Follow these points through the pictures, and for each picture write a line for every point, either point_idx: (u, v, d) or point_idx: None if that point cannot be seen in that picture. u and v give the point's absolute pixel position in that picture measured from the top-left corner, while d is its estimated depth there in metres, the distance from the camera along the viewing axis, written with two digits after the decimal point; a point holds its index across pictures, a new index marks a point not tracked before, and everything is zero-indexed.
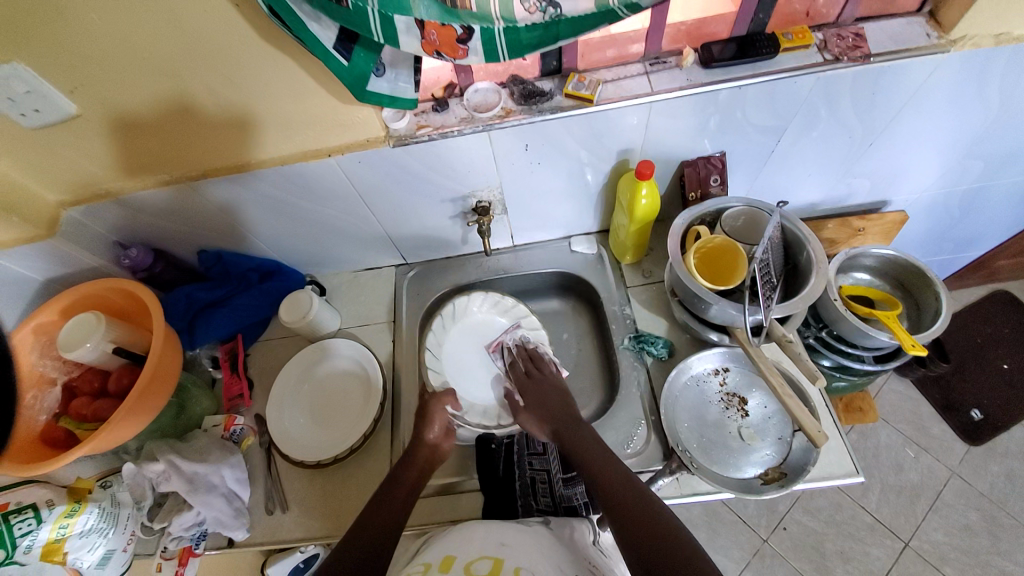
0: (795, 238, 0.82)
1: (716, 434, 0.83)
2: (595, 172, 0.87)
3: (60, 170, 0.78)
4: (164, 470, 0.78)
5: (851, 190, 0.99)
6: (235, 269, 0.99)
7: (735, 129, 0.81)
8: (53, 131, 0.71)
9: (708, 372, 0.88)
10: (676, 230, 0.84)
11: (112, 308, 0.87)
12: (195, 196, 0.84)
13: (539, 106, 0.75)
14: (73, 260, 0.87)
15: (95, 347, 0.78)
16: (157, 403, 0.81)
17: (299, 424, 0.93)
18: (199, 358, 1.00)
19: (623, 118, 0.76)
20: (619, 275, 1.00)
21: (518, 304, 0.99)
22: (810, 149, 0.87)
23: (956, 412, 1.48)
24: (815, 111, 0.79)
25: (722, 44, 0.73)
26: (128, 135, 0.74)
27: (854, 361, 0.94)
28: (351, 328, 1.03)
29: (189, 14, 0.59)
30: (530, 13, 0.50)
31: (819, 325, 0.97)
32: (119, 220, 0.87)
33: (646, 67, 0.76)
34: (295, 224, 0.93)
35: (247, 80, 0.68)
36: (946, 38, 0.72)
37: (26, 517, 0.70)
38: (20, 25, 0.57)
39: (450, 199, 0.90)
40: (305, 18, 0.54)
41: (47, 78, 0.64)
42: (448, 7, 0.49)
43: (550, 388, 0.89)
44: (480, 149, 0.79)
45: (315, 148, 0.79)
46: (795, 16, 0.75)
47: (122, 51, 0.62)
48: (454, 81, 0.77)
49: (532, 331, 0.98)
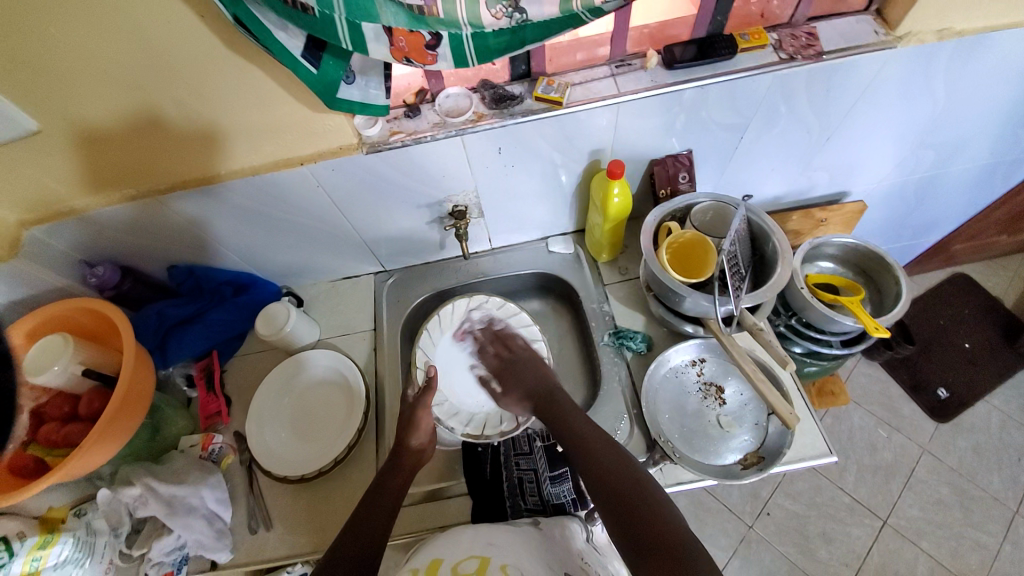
0: (761, 229, 0.85)
1: (696, 424, 0.85)
2: (569, 172, 0.89)
3: (16, 188, 0.75)
4: (141, 493, 0.76)
5: (813, 182, 1.04)
6: (207, 284, 0.97)
7: (700, 127, 0.84)
8: (12, 149, 0.69)
9: (686, 363, 0.90)
10: (648, 227, 0.86)
11: (79, 329, 0.84)
12: (163, 210, 0.82)
13: (510, 110, 0.76)
14: (36, 281, 0.84)
15: (64, 370, 0.76)
16: (130, 425, 0.79)
17: (280, 439, 0.91)
18: (173, 377, 0.96)
19: (592, 119, 0.78)
20: (597, 274, 1.02)
21: (522, 313, 0.97)
22: (772, 144, 0.91)
23: (923, 392, 1.55)
24: (774, 108, 0.83)
25: (683, 46, 0.76)
26: (92, 149, 0.72)
27: (823, 346, 0.98)
28: (331, 339, 1.02)
29: (152, 26, 0.58)
30: (496, 19, 0.51)
31: (788, 313, 1.01)
32: (83, 237, 0.85)
33: (612, 70, 0.79)
34: (269, 235, 0.92)
35: (214, 90, 0.67)
36: (892, 35, 0.76)
37: None
38: None
39: (426, 204, 0.90)
40: (272, 27, 0.54)
41: (6, 95, 0.62)
42: (415, 14, 0.50)
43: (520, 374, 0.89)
44: (454, 154, 0.80)
45: (287, 158, 0.78)
46: (750, 18, 0.79)
47: (84, 65, 0.61)
48: (424, 86, 0.78)
49: (531, 342, 0.95)
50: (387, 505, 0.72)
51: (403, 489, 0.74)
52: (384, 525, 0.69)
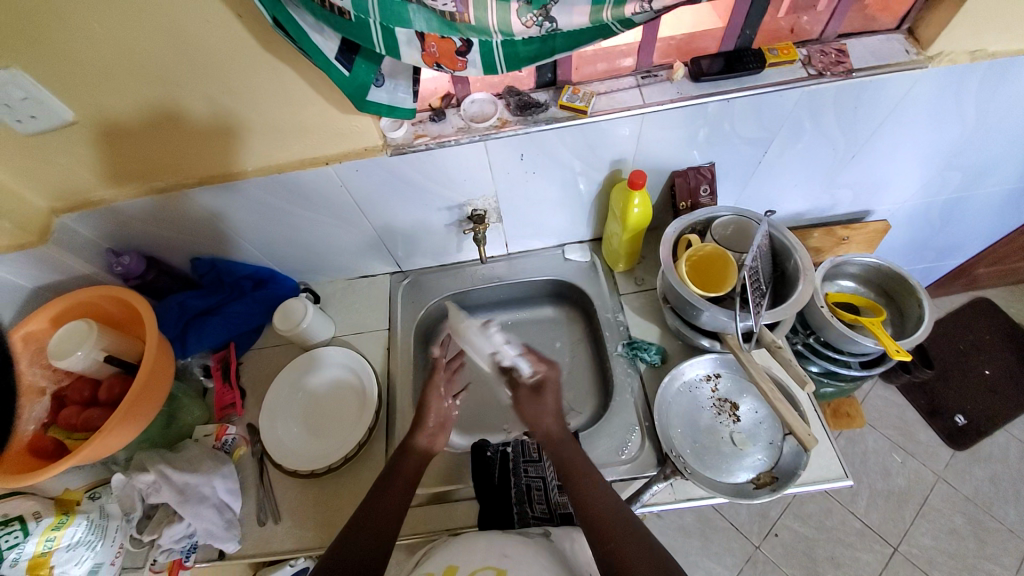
0: (782, 246, 0.84)
1: (709, 440, 0.85)
2: (588, 181, 0.89)
3: (51, 176, 0.77)
4: (154, 480, 0.77)
5: (835, 200, 1.03)
6: (228, 278, 0.98)
7: (723, 140, 0.83)
8: (50, 139, 0.71)
9: (700, 378, 0.89)
10: (668, 239, 0.86)
11: (104, 315, 0.86)
12: (190, 203, 0.84)
13: (534, 117, 0.77)
14: (65, 267, 0.87)
15: (86, 356, 0.77)
16: (148, 413, 0.80)
17: (292, 434, 0.92)
18: (191, 367, 0.98)
19: (616, 129, 0.78)
20: (613, 283, 1.02)
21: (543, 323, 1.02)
22: (796, 160, 0.90)
23: (941, 417, 1.51)
24: (800, 124, 0.82)
25: (710, 59, 0.76)
26: (125, 141, 0.74)
27: (841, 367, 0.96)
28: (346, 336, 1.03)
29: (191, 23, 0.60)
30: (527, 27, 0.53)
31: (806, 332, 0.99)
32: (112, 226, 0.87)
33: (638, 81, 0.79)
34: (290, 231, 0.93)
35: (246, 88, 0.69)
36: (923, 54, 0.75)
37: (13, 529, 0.68)
38: (21, 32, 0.58)
39: (446, 207, 0.91)
40: (308, 30, 0.55)
41: (46, 85, 0.64)
42: (447, 19, 0.51)
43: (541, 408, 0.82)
44: (476, 159, 0.80)
45: (313, 157, 0.80)
46: (779, 34, 0.79)
47: (123, 60, 0.62)
48: (451, 91, 0.78)
49: None
50: (394, 504, 0.72)
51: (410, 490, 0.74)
52: (389, 525, 0.69)
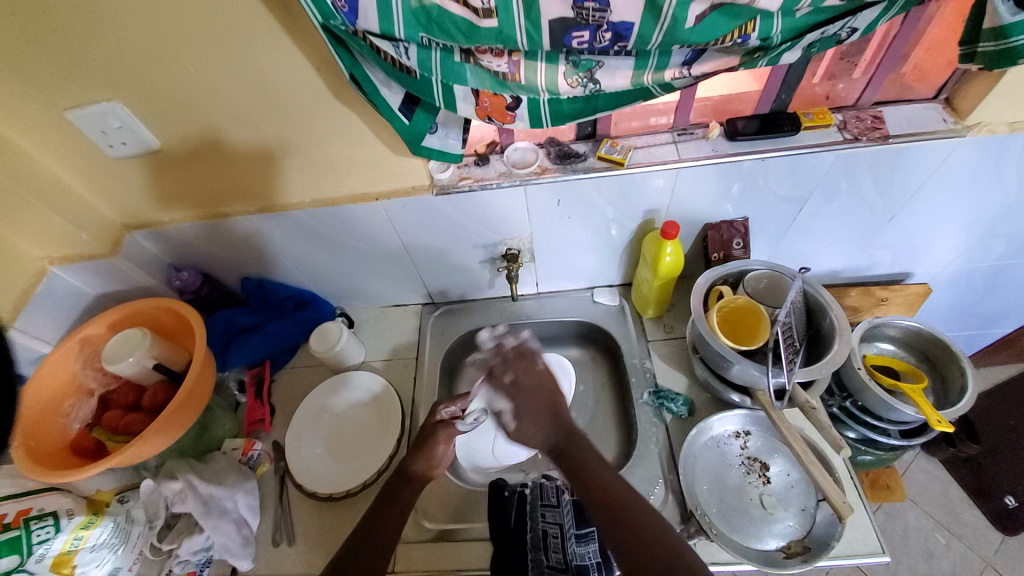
0: (817, 304, 0.83)
1: (737, 500, 0.81)
2: (621, 229, 0.92)
3: (129, 194, 0.85)
4: (182, 489, 0.79)
5: (873, 260, 1.01)
6: (272, 297, 1.04)
7: (756, 196, 0.85)
8: (136, 163, 0.80)
9: (729, 434, 0.87)
10: (698, 290, 0.86)
11: (157, 325, 0.92)
12: (248, 227, 0.91)
13: (573, 166, 0.81)
14: (129, 278, 0.94)
15: (137, 361, 0.82)
16: (185, 422, 0.84)
17: (316, 456, 0.93)
18: (227, 381, 1.02)
19: (650, 180, 0.81)
20: (640, 329, 1.02)
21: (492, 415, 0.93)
22: (831, 218, 0.90)
23: (989, 497, 1.40)
24: (835, 185, 0.83)
25: (746, 120, 0.79)
26: (196, 167, 0.81)
27: (880, 435, 0.92)
28: (374, 362, 1.06)
29: (273, 73, 0.67)
30: (572, 88, 0.58)
31: (842, 395, 0.96)
32: (177, 244, 0.95)
33: (674, 137, 0.82)
34: (333, 258, 0.99)
35: (312, 129, 0.76)
36: (961, 123, 0.76)
37: (46, 524, 0.71)
38: (130, 73, 0.67)
39: (482, 244, 0.95)
40: (378, 84, 0.62)
41: (139, 116, 0.73)
42: (499, 78, 0.57)
43: (536, 399, 0.87)
44: (515, 202, 0.84)
45: (365, 193, 0.86)
46: (816, 99, 0.81)
47: (208, 99, 0.71)
48: (495, 139, 0.84)
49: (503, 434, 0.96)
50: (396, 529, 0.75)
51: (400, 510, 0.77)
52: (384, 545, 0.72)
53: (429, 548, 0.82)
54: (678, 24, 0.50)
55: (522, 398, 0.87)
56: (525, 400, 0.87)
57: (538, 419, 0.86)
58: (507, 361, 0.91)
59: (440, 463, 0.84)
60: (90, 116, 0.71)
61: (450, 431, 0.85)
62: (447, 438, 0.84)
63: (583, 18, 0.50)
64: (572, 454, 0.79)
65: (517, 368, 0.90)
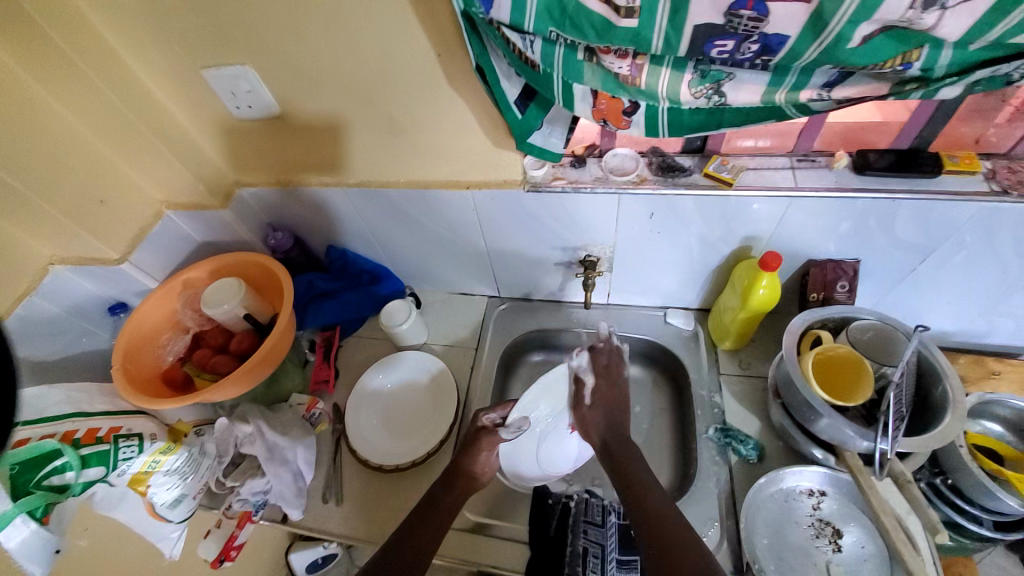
0: (932, 368, 0.74)
1: (799, 563, 0.75)
2: (710, 252, 0.87)
3: (244, 153, 0.92)
4: (252, 432, 0.85)
5: (996, 329, 0.89)
6: (352, 267, 1.10)
7: (873, 239, 0.77)
8: (257, 125, 0.86)
9: (801, 490, 0.80)
10: (793, 328, 0.79)
11: (249, 278, 0.99)
12: (342, 199, 0.95)
13: (674, 179, 0.77)
14: (232, 230, 1.02)
15: (230, 309, 0.89)
16: (262, 373, 0.89)
17: (371, 426, 0.97)
18: (300, 339, 1.09)
19: (751, 205, 0.76)
20: (712, 359, 0.96)
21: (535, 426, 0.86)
22: (957, 275, 0.80)
23: None
24: (971, 239, 0.74)
25: (879, 153, 0.71)
26: (307, 136, 0.86)
27: (970, 523, 0.81)
28: (435, 346, 1.08)
29: (395, 55, 0.70)
30: (695, 98, 0.55)
31: (933, 470, 0.86)
32: (277, 205, 1.01)
33: (793, 162, 0.76)
34: (414, 239, 1.01)
35: (420, 113, 0.78)
36: None
37: (131, 444, 0.75)
38: (268, 42, 0.72)
39: (562, 247, 0.93)
40: (501, 75, 0.62)
41: (268, 83, 0.78)
42: (617, 80, 0.55)
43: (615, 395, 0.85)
44: (606, 209, 0.82)
45: (457, 180, 0.87)
46: (963, 141, 0.72)
47: (331, 74, 0.74)
48: (596, 142, 0.82)
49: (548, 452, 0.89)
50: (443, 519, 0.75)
51: (442, 509, 0.77)
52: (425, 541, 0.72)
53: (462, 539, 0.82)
54: (840, 43, 0.45)
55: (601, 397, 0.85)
56: (595, 409, 0.83)
57: (603, 411, 0.83)
58: (610, 357, 0.87)
59: (484, 469, 0.81)
60: (228, 77, 0.77)
61: (494, 439, 0.82)
62: (491, 446, 0.81)
63: (732, 27, 0.46)
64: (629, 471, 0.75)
65: (601, 376, 0.86)
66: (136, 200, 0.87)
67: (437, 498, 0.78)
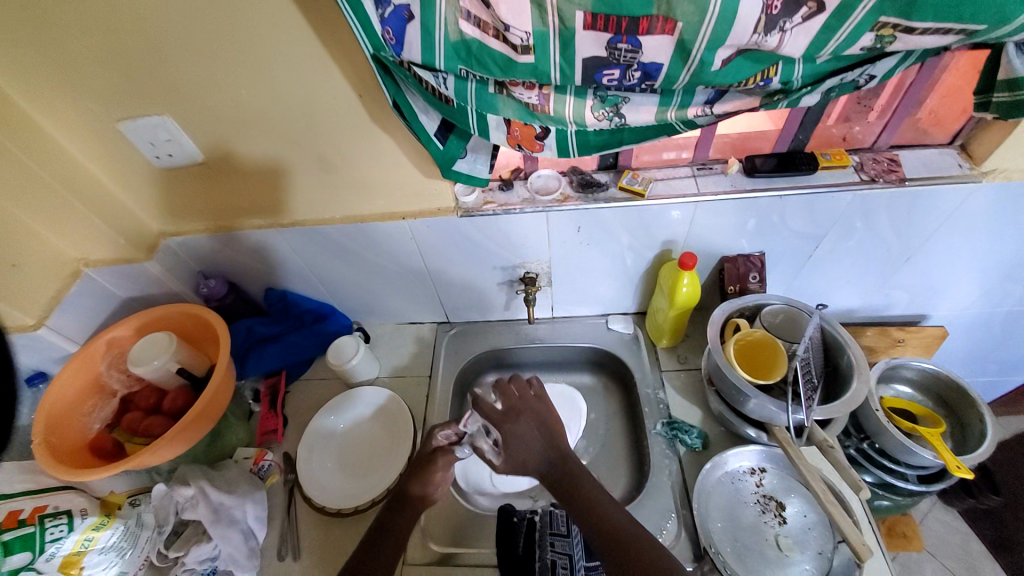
0: (835, 341, 0.83)
1: (752, 540, 0.79)
2: (637, 258, 0.93)
3: (167, 203, 0.90)
4: (193, 495, 0.79)
5: (890, 301, 1.01)
6: (294, 310, 1.06)
7: (773, 232, 0.87)
8: (178, 173, 0.85)
9: (744, 471, 0.85)
10: (715, 320, 0.87)
11: (180, 331, 0.95)
12: (276, 240, 0.94)
13: (594, 195, 0.83)
14: (160, 283, 0.98)
15: (161, 365, 0.84)
16: (202, 428, 0.85)
17: (326, 470, 0.94)
18: (242, 390, 1.04)
19: (667, 212, 0.83)
20: (654, 358, 1.02)
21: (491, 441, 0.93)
22: (847, 256, 0.91)
23: (1011, 554, 1.32)
24: (851, 224, 0.84)
25: (764, 157, 0.81)
26: (232, 180, 0.86)
27: (898, 479, 0.89)
28: (387, 379, 1.07)
29: (315, 96, 0.72)
30: (598, 121, 0.61)
31: (859, 436, 0.94)
32: (207, 253, 0.98)
33: (693, 171, 0.85)
34: (354, 273, 1.01)
35: (346, 150, 0.80)
36: (977, 169, 0.78)
37: (60, 523, 0.72)
38: (184, 91, 0.72)
39: (501, 267, 0.97)
40: (418, 111, 0.65)
41: (186, 131, 0.78)
42: (529, 109, 0.60)
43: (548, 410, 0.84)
44: (536, 227, 0.87)
45: (391, 212, 0.89)
46: (832, 140, 0.84)
47: (250, 117, 0.75)
48: (521, 166, 0.88)
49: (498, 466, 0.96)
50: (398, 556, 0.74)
51: (399, 541, 0.76)
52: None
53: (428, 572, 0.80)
54: (705, 67, 0.52)
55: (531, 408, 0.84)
56: (517, 424, 0.80)
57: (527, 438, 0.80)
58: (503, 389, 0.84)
59: (438, 488, 0.82)
60: (143, 128, 0.76)
61: (447, 457, 0.83)
62: (447, 465, 0.82)
63: (615, 58, 0.53)
64: (568, 476, 0.75)
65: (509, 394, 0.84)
66: (47, 261, 0.82)
67: (395, 527, 0.77)
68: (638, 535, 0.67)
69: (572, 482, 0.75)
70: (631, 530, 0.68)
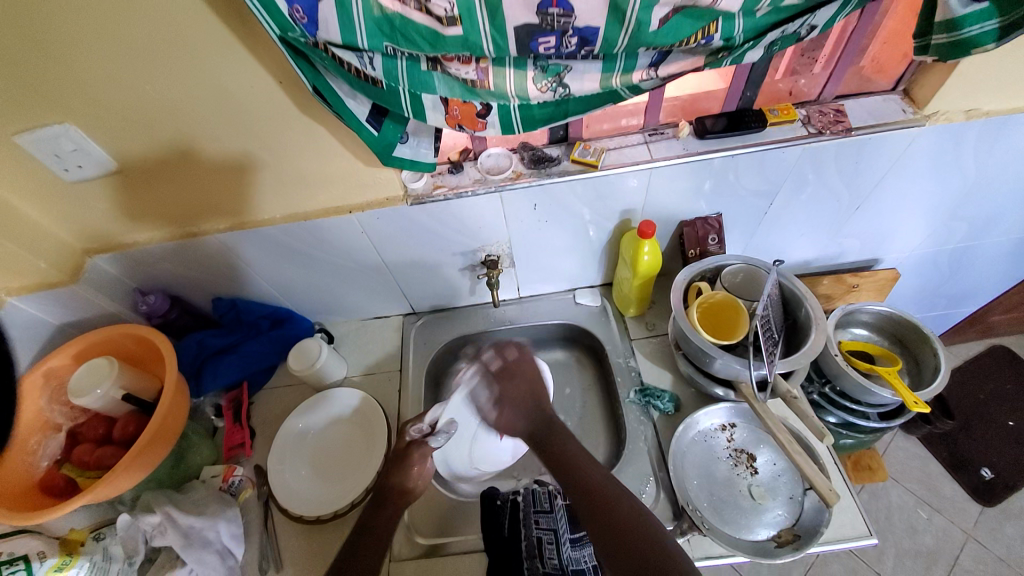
0: (792, 294, 0.86)
1: (727, 493, 0.82)
2: (598, 229, 0.92)
3: (83, 218, 0.81)
4: (160, 522, 0.76)
5: (843, 249, 1.04)
6: (247, 316, 1.01)
7: (729, 192, 0.86)
8: (94, 186, 0.77)
9: (715, 428, 0.88)
10: (678, 285, 0.88)
11: (123, 353, 0.88)
12: (216, 245, 0.88)
13: (547, 170, 0.81)
14: (93, 306, 0.91)
15: (104, 394, 0.79)
16: (160, 453, 0.80)
17: (300, 478, 0.91)
18: (202, 406, 0.99)
19: (625, 181, 0.81)
20: (623, 328, 1.02)
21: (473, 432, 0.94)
22: (801, 210, 0.92)
23: (966, 470, 1.43)
24: (803, 176, 0.85)
25: (713, 118, 0.80)
26: (156, 186, 0.78)
27: (860, 419, 0.94)
28: (357, 378, 1.04)
29: (234, 86, 0.65)
30: (541, 92, 0.58)
31: (821, 381, 0.98)
32: (143, 268, 0.91)
33: (645, 137, 0.83)
34: (307, 273, 0.96)
35: (278, 143, 0.74)
36: (920, 113, 0.79)
37: (16, 569, 0.66)
38: (83, 93, 0.64)
39: (461, 252, 0.94)
40: (344, 96, 0.60)
41: (93, 138, 0.70)
42: (468, 86, 0.56)
43: (519, 386, 0.88)
44: (491, 208, 0.84)
45: (337, 205, 0.84)
46: (778, 95, 0.83)
47: (164, 115, 0.68)
48: (469, 146, 0.84)
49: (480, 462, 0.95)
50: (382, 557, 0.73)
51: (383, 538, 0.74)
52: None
53: (418, 565, 0.81)
54: (642, 28, 0.50)
55: (507, 382, 0.88)
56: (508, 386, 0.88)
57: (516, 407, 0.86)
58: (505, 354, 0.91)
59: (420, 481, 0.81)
60: (43, 140, 0.68)
61: (424, 449, 0.83)
62: (421, 456, 0.82)
63: (548, 24, 0.50)
64: (555, 450, 0.78)
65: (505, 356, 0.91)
66: None
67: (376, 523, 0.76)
68: (634, 508, 0.68)
69: (557, 450, 0.78)
70: (626, 505, 0.68)
